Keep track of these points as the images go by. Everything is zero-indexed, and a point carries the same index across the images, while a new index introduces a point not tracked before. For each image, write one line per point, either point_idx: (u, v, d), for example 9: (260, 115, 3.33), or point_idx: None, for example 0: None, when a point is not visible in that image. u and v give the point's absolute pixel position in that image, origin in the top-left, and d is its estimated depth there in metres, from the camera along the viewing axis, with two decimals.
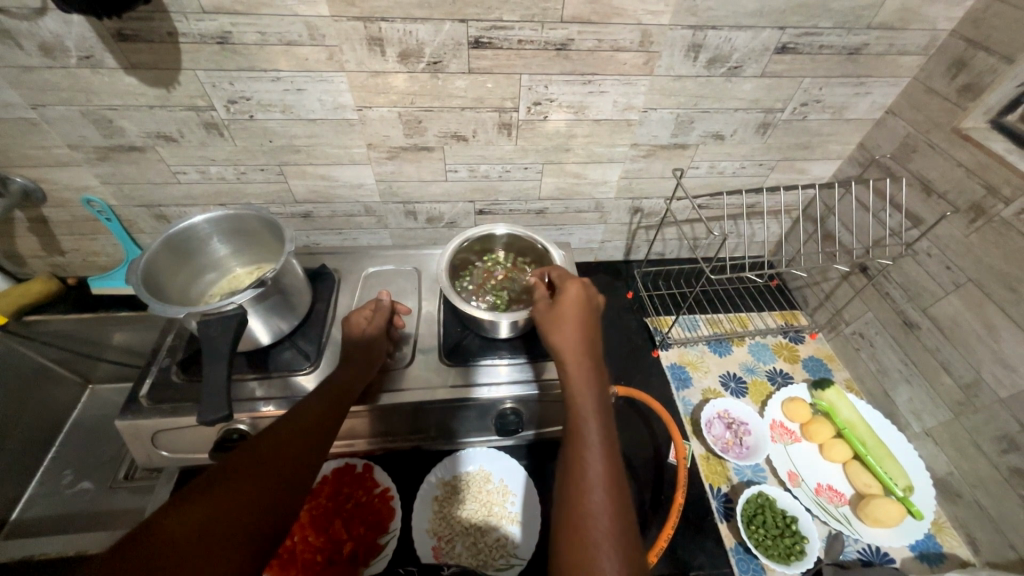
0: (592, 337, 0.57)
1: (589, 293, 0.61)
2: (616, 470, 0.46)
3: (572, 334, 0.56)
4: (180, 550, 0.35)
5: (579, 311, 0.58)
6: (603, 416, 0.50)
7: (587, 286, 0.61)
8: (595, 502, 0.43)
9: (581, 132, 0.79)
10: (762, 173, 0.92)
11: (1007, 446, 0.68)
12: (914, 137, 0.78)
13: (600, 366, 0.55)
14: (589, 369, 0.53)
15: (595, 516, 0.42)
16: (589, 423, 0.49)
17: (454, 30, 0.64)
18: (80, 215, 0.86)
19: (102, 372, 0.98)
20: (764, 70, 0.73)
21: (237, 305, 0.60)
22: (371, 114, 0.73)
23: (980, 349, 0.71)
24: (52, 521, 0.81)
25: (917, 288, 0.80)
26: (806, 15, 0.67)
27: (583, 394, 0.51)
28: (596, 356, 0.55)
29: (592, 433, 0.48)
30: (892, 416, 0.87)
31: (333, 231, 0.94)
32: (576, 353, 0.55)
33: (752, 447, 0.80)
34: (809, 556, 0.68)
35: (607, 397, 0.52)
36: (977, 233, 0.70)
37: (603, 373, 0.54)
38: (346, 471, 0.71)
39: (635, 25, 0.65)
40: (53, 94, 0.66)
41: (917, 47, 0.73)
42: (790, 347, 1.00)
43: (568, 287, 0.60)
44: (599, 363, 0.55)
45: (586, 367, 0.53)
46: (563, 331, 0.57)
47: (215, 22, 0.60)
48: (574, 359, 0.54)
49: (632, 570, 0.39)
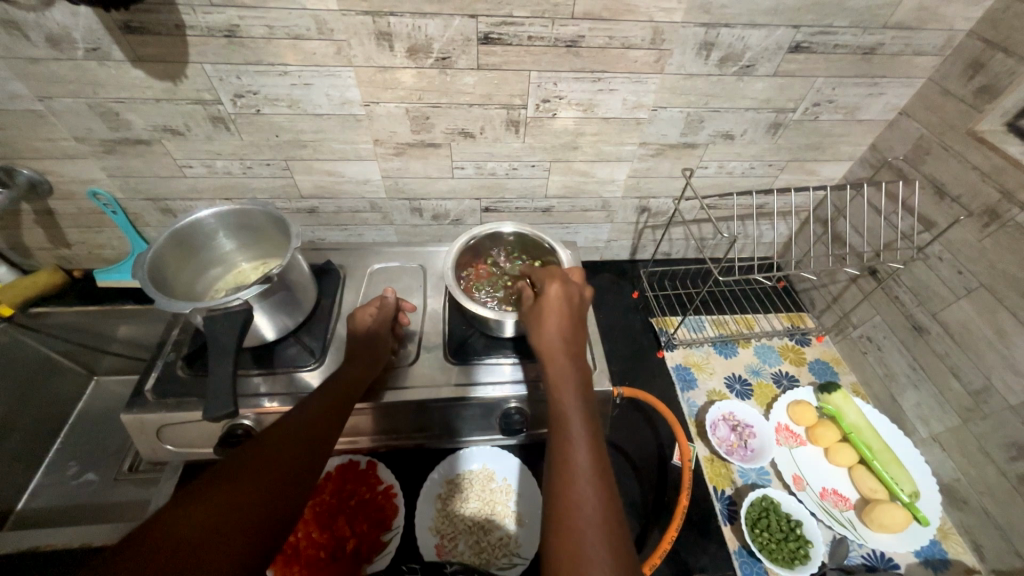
0: (573, 333, 0.56)
1: (571, 291, 0.60)
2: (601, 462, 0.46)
3: (554, 333, 0.56)
4: (182, 549, 0.34)
5: (559, 309, 0.58)
6: (586, 409, 0.50)
7: (569, 286, 0.61)
8: (581, 494, 0.43)
9: (590, 130, 0.78)
10: (772, 173, 0.91)
11: (1015, 453, 0.67)
12: (928, 138, 0.77)
13: (583, 363, 0.54)
14: (571, 366, 0.53)
15: (581, 507, 0.42)
16: (573, 416, 0.49)
17: (463, 26, 0.63)
18: (85, 207, 0.86)
19: (107, 363, 0.98)
20: (776, 70, 0.72)
21: (243, 301, 0.59)
22: (378, 110, 0.72)
23: (990, 355, 0.70)
24: (58, 511, 0.81)
25: (927, 292, 0.79)
26: (820, 13, 0.66)
27: (564, 389, 0.51)
28: (579, 351, 0.55)
29: (576, 425, 0.48)
30: (899, 421, 0.87)
31: (338, 227, 0.94)
32: (558, 349, 0.55)
33: (757, 450, 0.80)
34: (813, 560, 0.67)
35: (591, 393, 0.52)
36: (991, 237, 0.69)
37: (586, 368, 0.54)
38: (350, 468, 0.71)
39: (647, 22, 0.65)
40: (60, 86, 0.66)
41: (933, 48, 0.72)
42: (796, 349, 0.99)
43: (548, 287, 0.60)
44: (581, 357, 0.55)
45: (568, 363, 0.53)
46: (545, 330, 0.56)
47: (223, 16, 0.60)
48: (556, 354, 0.54)
49: (621, 559, 0.39)
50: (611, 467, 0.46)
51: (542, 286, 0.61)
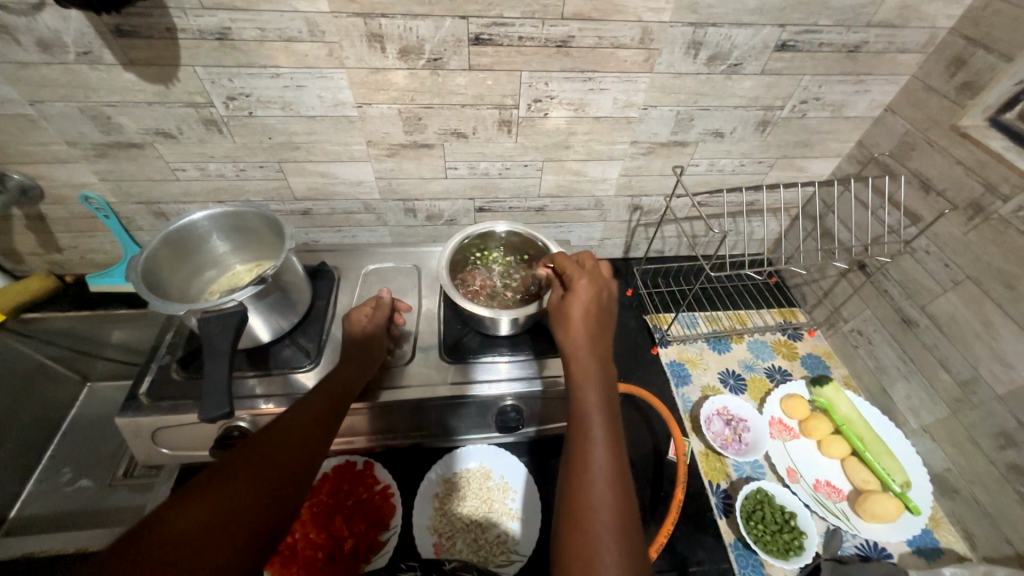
0: (598, 330, 0.56)
1: (600, 286, 0.59)
2: (620, 462, 0.46)
3: (579, 330, 0.55)
4: (181, 547, 0.35)
5: (588, 305, 0.57)
6: (608, 409, 0.50)
7: (596, 282, 0.59)
8: (598, 495, 0.43)
9: (582, 129, 0.79)
10: (762, 170, 0.92)
11: (1004, 442, 0.69)
12: (914, 134, 0.78)
13: (606, 362, 0.54)
14: (595, 365, 0.53)
15: (597, 510, 0.42)
16: (594, 415, 0.49)
17: (454, 27, 0.64)
18: (78, 212, 0.86)
19: (100, 369, 0.98)
20: (764, 68, 0.74)
21: (237, 302, 0.60)
22: (371, 111, 0.73)
23: (978, 346, 0.72)
24: (50, 519, 0.81)
25: (915, 285, 0.81)
26: (806, 12, 0.67)
27: (587, 387, 0.51)
28: (602, 349, 0.55)
29: (597, 425, 0.48)
30: (890, 413, 0.88)
31: (332, 228, 0.94)
32: (584, 345, 0.54)
33: (751, 443, 0.81)
34: (808, 551, 0.68)
35: (613, 392, 0.52)
36: (976, 231, 0.70)
37: (608, 367, 0.54)
38: (347, 468, 0.71)
39: (636, 22, 0.65)
40: (51, 90, 0.66)
41: (916, 45, 0.73)
42: (789, 344, 1.00)
43: (578, 282, 0.59)
44: (604, 355, 0.54)
45: (592, 361, 0.53)
46: (570, 327, 0.56)
47: (214, 18, 0.60)
48: (581, 351, 0.54)
49: (634, 564, 0.39)
50: (629, 470, 0.46)
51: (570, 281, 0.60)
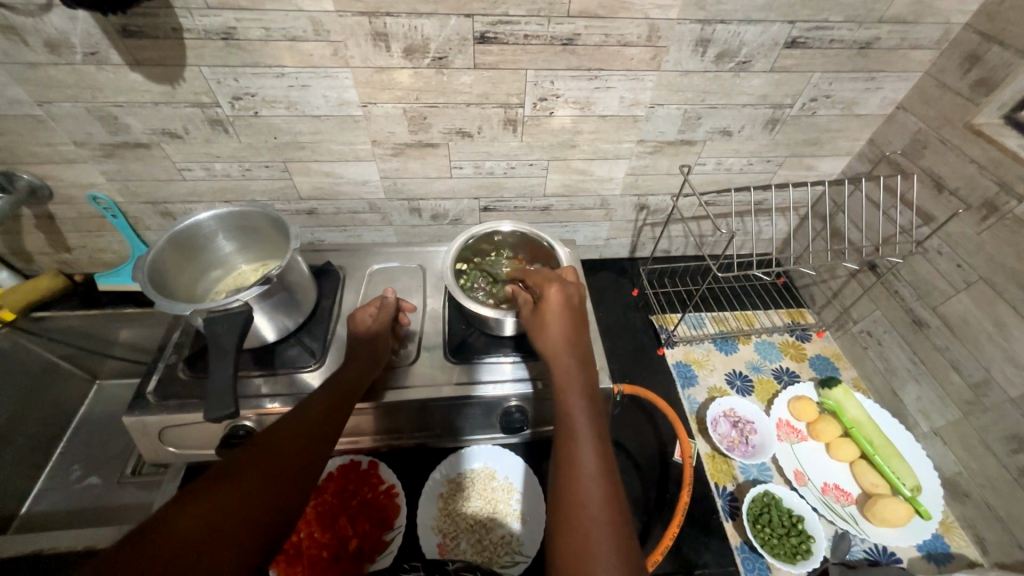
0: (575, 333, 0.56)
1: (571, 291, 0.60)
2: (607, 461, 0.46)
3: (557, 336, 0.56)
4: (183, 547, 0.35)
5: (560, 312, 0.57)
6: (593, 409, 0.50)
7: (567, 287, 0.60)
8: (587, 493, 0.43)
9: (587, 128, 0.79)
10: (770, 170, 0.91)
11: (1017, 446, 0.67)
12: (926, 132, 0.77)
13: (589, 364, 0.55)
14: (577, 368, 0.53)
15: (586, 507, 0.42)
16: (578, 416, 0.49)
17: (459, 25, 0.63)
18: (86, 212, 0.86)
19: (109, 368, 0.98)
20: (773, 65, 0.72)
21: (242, 302, 0.60)
22: (375, 110, 0.73)
23: (990, 348, 0.70)
24: (60, 516, 0.82)
25: (927, 286, 0.79)
26: (816, 9, 0.66)
27: (570, 389, 0.51)
28: (583, 352, 0.55)
29: (582, 424, 0.49)
30: (900, 415, 0.87)
31: (337, 228, 0.94)
32: (563, 350, 0.55)
33: (757, 446, 0.80)
34: (816, 555, 0.67)
35: (596, 393, 0.52)
36: (989, 230, 0.69)
37: (592, 370, 0.54)
38: (352, 468, 0.71)
39: (643, 19, 0.65)
40: (59, 90, 0.66)
41: (929, 41, 0.72)
42: (797, 345, 0.99)
43: (548, 290, 0.59)
44: (586, 357, 0.55)
45: (573, 364, 0.53)
46: (549, 333, 0.56)
47: (220, 18, 0.60)
48: (561, 356, 0.54)
49: (627, 559, 0.39)
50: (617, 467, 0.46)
51: (541, 289, 0.61)
